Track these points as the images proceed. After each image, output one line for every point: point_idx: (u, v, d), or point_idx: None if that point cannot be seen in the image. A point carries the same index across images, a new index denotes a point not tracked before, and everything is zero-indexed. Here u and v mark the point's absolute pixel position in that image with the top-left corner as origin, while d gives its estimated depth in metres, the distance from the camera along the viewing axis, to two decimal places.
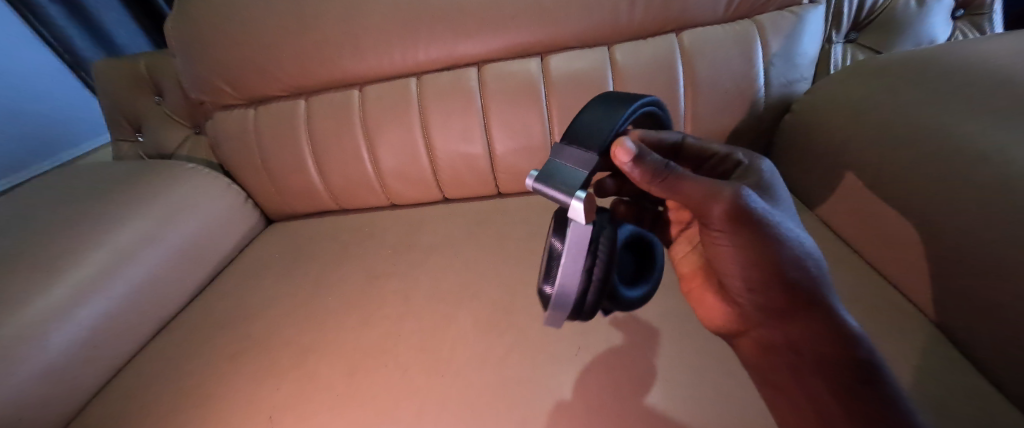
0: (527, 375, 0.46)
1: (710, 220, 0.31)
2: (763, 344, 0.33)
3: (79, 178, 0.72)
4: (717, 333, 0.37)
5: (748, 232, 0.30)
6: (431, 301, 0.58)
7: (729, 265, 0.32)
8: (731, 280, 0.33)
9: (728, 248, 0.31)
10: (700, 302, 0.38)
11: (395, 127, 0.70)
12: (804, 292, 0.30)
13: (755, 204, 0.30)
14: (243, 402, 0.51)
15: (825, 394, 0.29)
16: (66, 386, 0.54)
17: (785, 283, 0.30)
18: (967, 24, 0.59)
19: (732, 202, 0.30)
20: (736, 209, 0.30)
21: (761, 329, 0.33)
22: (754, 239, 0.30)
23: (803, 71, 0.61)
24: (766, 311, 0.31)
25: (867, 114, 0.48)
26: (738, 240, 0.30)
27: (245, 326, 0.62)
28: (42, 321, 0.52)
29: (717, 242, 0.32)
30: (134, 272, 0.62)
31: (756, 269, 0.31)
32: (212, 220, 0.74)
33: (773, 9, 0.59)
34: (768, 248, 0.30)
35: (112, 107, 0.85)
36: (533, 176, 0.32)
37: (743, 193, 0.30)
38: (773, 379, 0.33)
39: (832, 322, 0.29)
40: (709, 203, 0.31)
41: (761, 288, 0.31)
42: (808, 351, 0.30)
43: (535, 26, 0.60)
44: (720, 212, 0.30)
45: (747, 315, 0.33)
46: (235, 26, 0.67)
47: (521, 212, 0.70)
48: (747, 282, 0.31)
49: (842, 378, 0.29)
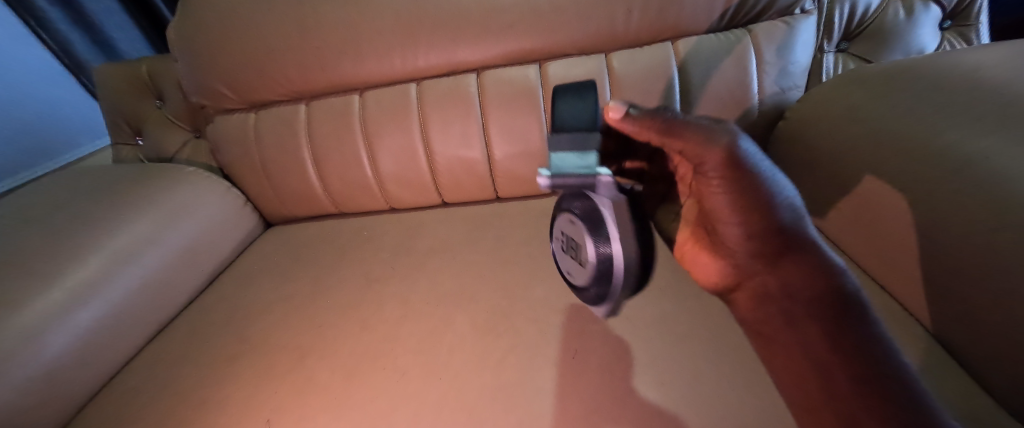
0: (524, 378, 0.47)
1: (709, 170, 0.34)
2: (758, 294, 0.36)
3: (81, 180, 0.72)
4: (712, 288, 0.39)
5: (743, 179, 0.33)
6: (429, 305, 0.59)
7: (728, 215, 0.34)
8: (729, 229, 0.35)
9: (724, 196, 0.34)
10: (692, 263, 0.40)
11: (395, 132, 0.70)
12: (791, 235, 0.33)
13: (748, 152, 0.33)
14: (241, 405, 0.51)
15: (814, 335, 0.31)
16: (65, 388, 0.54)
17: (777, 226, 0.33)
18: (954, 35, 0.60)
19: (727, 150, 0.33)
20: (732, 157, 0.32)
21: (756, 278, 0.36)
22: (749, 185, 0.33)
23: (796, 79, 0.62)
24: (760, 257, 0.35)
25: (858, 121, 0.49)
26: (735, 186, 0.33)
27: (243, 329, 0.62)
28: (42, 322, 0.52)
29: (714, 191, 0.34)
30: (133, 275, 0.62)
31: (753, 215, 0.33)
32: (212, 222, 0.74)
33: (765, 20, 0.61)
34: (762, 193, 0.33)
35: (112, 110, 0.86)
36: (548, 175, 0.35)
37: (739, 141, 0.33)
38: (766, 330, 0.35)
39: (816, 263, 0.33)
40: (706, 150, 0.33)
41: (757, 234, 0.34)
42: (802, 295, 0.33)
43: (534, 34, 0.62)
44: (715, 159, 0.33)
45: (743, 265, 0.36)
46: (237, 32, 0.68)
47: (520, 217, 0.71)
48: (745, 228, 0.34)
49: (830, 316, 0.31)
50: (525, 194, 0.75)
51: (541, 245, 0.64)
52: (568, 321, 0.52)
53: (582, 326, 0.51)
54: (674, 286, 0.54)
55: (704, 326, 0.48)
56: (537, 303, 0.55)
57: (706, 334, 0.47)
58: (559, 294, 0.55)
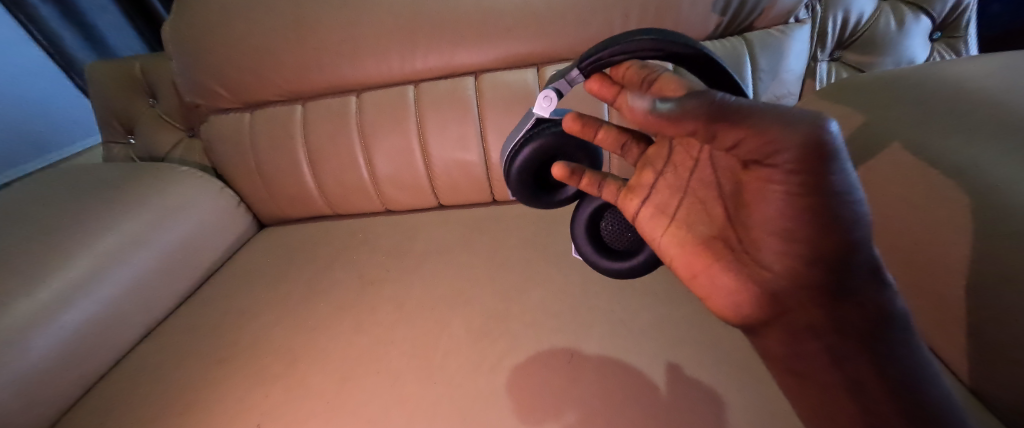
0: (521, 382, 0.46)
1: (781, 157, 0.22)
2: (796, 331, 0.27)
3: (71, 178, 0.71)
4: (733, 321, 0.30)
5: (823, 181, 0.22)
6: (424, 308, 0.58)
7: (777, 225, 0.25)
8: (772, 246, 0.26)
9: (787, 198, 0.24)
10: (706, 286, 0.31)
11: (392, 133, 0.70)
12: (862, 260, 0.24)
13: (837, 140, 0.21)
14: (231, 409, 0.50)
15: (867, 380, 0.25)
16: (50, 390, 0.53)
17: (850, 247, 0.23)
18: (944, 46, 0.61)
19: (814, 134, 0.21)
20: (821, 146, 0.21)
21: (800, 312, 0.27)
22: (825, 192, 0.22)
23: (790, 86, 0.63)
24: (809, 288, 0.26)
25: (854, 125, 0.49)
26: (806, 188, 0.23)
27: (234, 332, 0.61)
28: (26, 323, 0.51)
29: (771, 192, 0.24)
30: (122, 276, 0.61)
31: (823, 228, 0.23)
32: (203, 223, 0.73)
33: (760, 28, 0.62)
34: (840, 200, 0.22)
35: (104, 108, 0.85)
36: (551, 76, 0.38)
37: (827, 125, 0.21)
38: (798, 370, 0.28)
39: (876, 297, 0.25)
40: (781, 132, 0.22)
41: (823, 255, 0.24)
42: (853, 332, 0.26)
43: (531, 39, 0.62)
44: (794, 146, 0.22)
45: (783, 294, 0.27)
46: (233, 32, 0.67)
47: (516, 220, 0.71)
48: (800, 248, 0.25)
49: (883, 357, 0.25)
50: None
51: (537, 249, 0.64)
52: (565, 325, 0.51)
53: (578, 330, 0.51)
54: (670, 291, 0.54)
55: (700, 331, 0.48)
56: (533, 306, 0.55)
57: (702, 340, 0.47)
58: (556, 298, 0.55)
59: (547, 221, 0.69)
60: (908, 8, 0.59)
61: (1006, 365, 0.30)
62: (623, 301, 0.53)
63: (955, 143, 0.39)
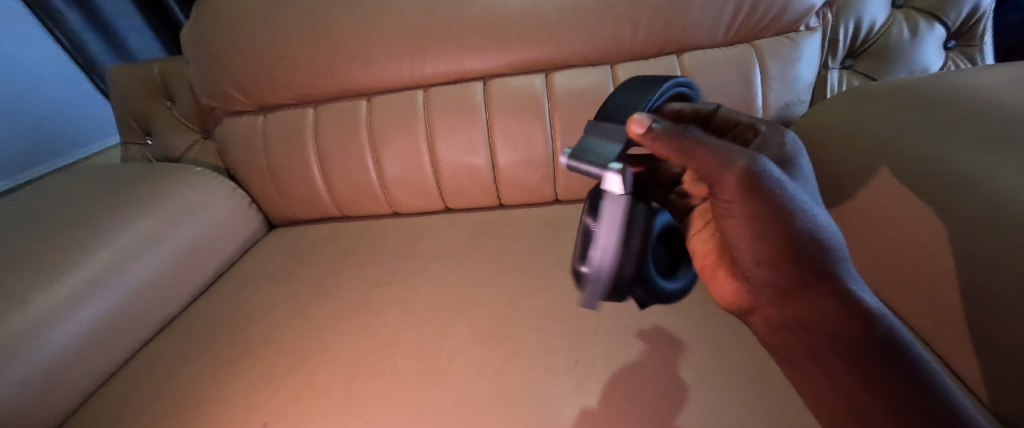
0: (525, 388, 0.46)
1: (720, 192, 0.28)
2: (778, 325, 0.30)
3: (87, 178, 0.73)
4: (726, 308, 0.34)
5: (758, 206, 0.27)
6: (430, 310, 0.59)
7: (739, 241, 0.29)
8: (742, 256, 0.29)
9: (738, 220, 0.28)
10: (709, 276, 0.35)
11: (400, 136, 0.71)
12: (824, 268, 0.26)
13: (765, 172, 0.27)
14: (237, 407, 0.51)
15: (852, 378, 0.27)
16: (61, 385, 0.53)
17: (804, 258, 0.27)
18: (959, 55, 0.61)
19: (743, 173, 0.27)
20: (746, 181, 0.27)
21: (779, 310, 0.30)
22: (763, 212, 0.27)
23: (800, 94, 0.63)
24: (775, 288, 0.29)
25: (863, 135, 0.48)
26: (749, 214, 0.27)
27: (243, 331, 0.62)
28: (42, 320, 0.52)
29: (726, 214, 0.29)
30: (134, 274, 0.62)
31: (771, 244, 0.27)
32: (213, 224, 0.74)
33: (771, 35, 0.61)
34: (777, 221, 0.27)
35: (123, 110, 0.87)
36: (567, 154, 0.31)
37: (756, 163, 0.27)
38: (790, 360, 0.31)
39: (852, 306, 0.26)
40: (718, 173, 0.28)
41: (778, 264, 0.27)
42: (833, 334, 0.27)
43: (540, 45, 0.63)
44: (730, 183, 0.27)
45: (757, 292, 0.30)
46: (248, 36, 0.69)
47: (522, 225, 0.71)
48: (762, 258, 0.28)
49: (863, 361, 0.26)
50: (527, 202, 0.75)
51: (542, 254, 0.64)
52: (569, 331, 0.51)
53: (584, 336, 0.51)
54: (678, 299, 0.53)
55: (704, 339, 0.48)
56: (537, 311, 0.55)
57: (709, 349, 0.46)
58: (560, 303, 0.55)
59: (552, 226, 0.69)
60: (920, 16, 0.59)
61: (1007, 374, 0.30)
62: (629, 308, 0.53)
63: (967, 154, 0.38)
